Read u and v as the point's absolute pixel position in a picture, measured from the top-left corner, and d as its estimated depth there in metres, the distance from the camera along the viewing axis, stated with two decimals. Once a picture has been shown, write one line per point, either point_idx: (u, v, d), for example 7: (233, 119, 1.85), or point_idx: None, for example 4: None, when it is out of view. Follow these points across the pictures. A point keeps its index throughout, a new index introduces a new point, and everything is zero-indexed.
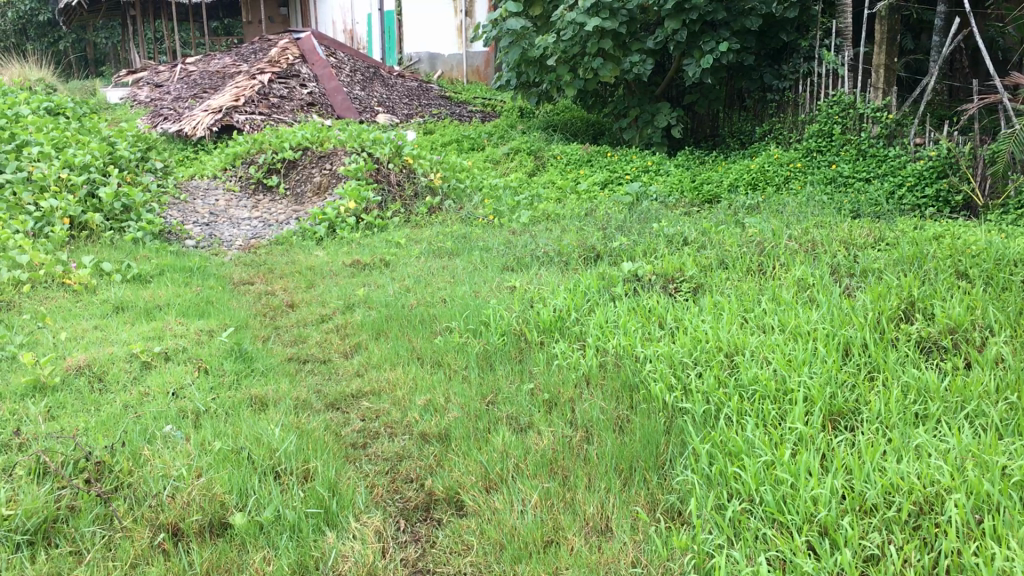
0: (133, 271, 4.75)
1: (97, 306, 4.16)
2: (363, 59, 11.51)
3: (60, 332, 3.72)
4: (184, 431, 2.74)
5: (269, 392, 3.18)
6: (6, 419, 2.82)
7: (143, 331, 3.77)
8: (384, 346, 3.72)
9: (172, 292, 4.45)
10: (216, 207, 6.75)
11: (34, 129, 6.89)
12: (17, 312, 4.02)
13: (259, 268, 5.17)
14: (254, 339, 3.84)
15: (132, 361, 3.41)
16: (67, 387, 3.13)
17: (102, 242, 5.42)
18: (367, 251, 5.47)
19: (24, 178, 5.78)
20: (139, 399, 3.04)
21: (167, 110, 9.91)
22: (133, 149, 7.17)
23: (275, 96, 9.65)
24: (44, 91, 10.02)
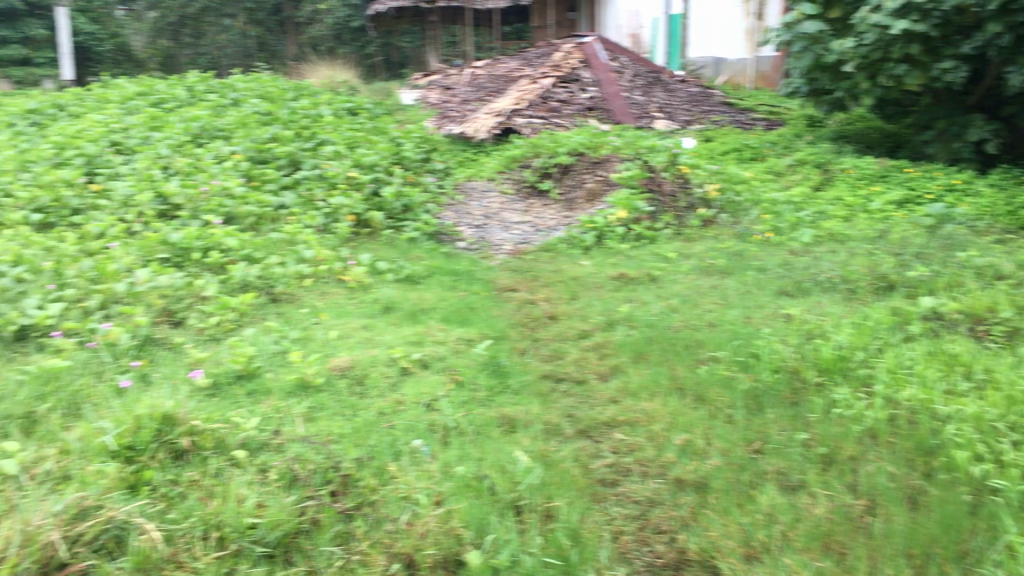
0: (405, 271, 4.82)
1: (368, 305, 4.23)
2: (646, 63, 11.31)
3: (331, 330, 3.79)
4: (431, 448, 2.68)
5: (519, 412, 3.04)
6: (271, 416, 2.88)
7: (405, 335, 3.78)
8: (644, 372, 3.47)
9: (439, 296, 4.47)
10: (490, 210, 6.71)
11: (333, 128, 7.25)
12: (296, 305, 4.17)
13: (525, 274, 5.13)
14: (511, 352, 3.74)
15: (392, 366, 3.39)
16: (330, 389, 3.16)
17: (381, 240, 5.50)
18: (635, 264, 5.25)
19: (319, 175, 6.10)
20: (393, 408, 3.00)
21: (454, 112, 10.25)
22: (418, 151, 7.41)
23: (555, 101, 9.70)
24: (345, 90, 10.66)
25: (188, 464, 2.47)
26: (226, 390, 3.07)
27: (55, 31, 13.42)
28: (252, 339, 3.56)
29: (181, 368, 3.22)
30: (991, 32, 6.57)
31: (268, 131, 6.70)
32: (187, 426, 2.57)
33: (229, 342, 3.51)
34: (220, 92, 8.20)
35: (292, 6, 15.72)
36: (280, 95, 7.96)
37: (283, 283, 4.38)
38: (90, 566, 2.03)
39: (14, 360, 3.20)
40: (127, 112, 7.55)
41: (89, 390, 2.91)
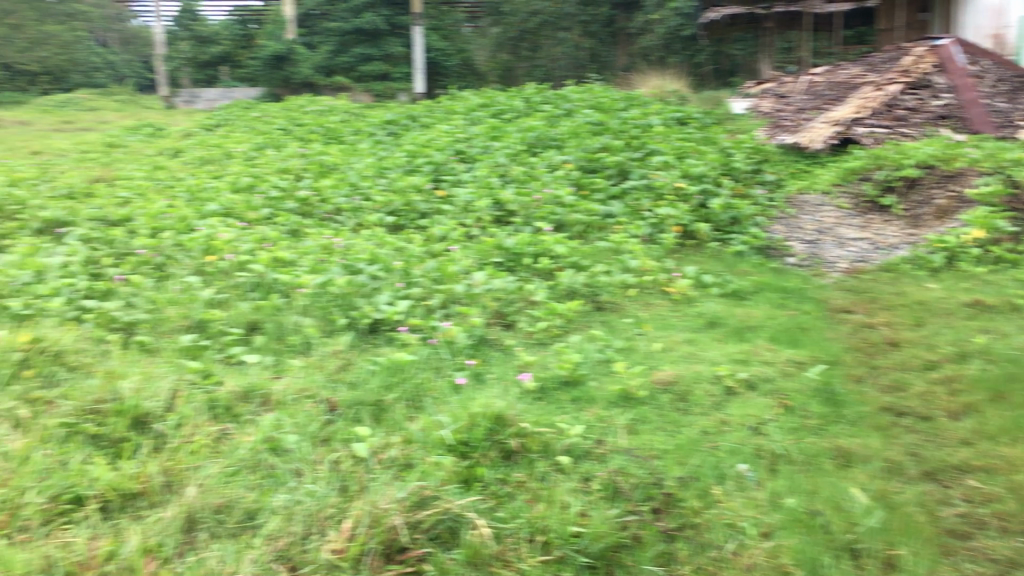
0: (731, 286, 4.64)
1: (692, 319, 4.13)
2: (1012, 66, 10.14)
3: (654, 342, 3.74)
4: (757, 474, 2.57)
5: (856, 446, 2.81)
6: (594, 425, 2.90)
7: (731, 353, 3.64)
8: (1004, 415, 3.07)
9: (767, 314, 4.27)
10: (824, 224, 6.29)
11: (662, 137, 7.14)
12: (620, 314, 4.17)
13: (862, 295, 4.78)
14: (846, 379, 3.46)
15: (717, 384, 3.27)
16: (652, 402, 3.11)
17: (707, 253, 5.32)
18: (993, 291, 4.70)
19: (646, 185, 6.09)
20: (716, 428, 2.89)
21: (787, 121, 9.84)
22: (748, 162, 7.17)
23: (902, 109, 9.00)
24: (675, 99, 10.59)
25: (516, 465, 2.55)
26: (552, 394, 3.14)
27: (411, 48, 14.62)
28: (578, 346, 3.61)
29: (510, 370, 3.34)
30: None
31: (599, 141, 6.82)
32: (516, 427, 2.66)
33: (556, 348, 3.59)
34: (555, 103, 8.49)
35: (624, 17, 15.52)
36: (612, 105, 8.08)
37: (608, 291, 4.41)
38: (427, 553, 2.16)
39: (367, 351, 3.50)
40: (470, 123, 8.03)
41: (429, 384, 3.10)
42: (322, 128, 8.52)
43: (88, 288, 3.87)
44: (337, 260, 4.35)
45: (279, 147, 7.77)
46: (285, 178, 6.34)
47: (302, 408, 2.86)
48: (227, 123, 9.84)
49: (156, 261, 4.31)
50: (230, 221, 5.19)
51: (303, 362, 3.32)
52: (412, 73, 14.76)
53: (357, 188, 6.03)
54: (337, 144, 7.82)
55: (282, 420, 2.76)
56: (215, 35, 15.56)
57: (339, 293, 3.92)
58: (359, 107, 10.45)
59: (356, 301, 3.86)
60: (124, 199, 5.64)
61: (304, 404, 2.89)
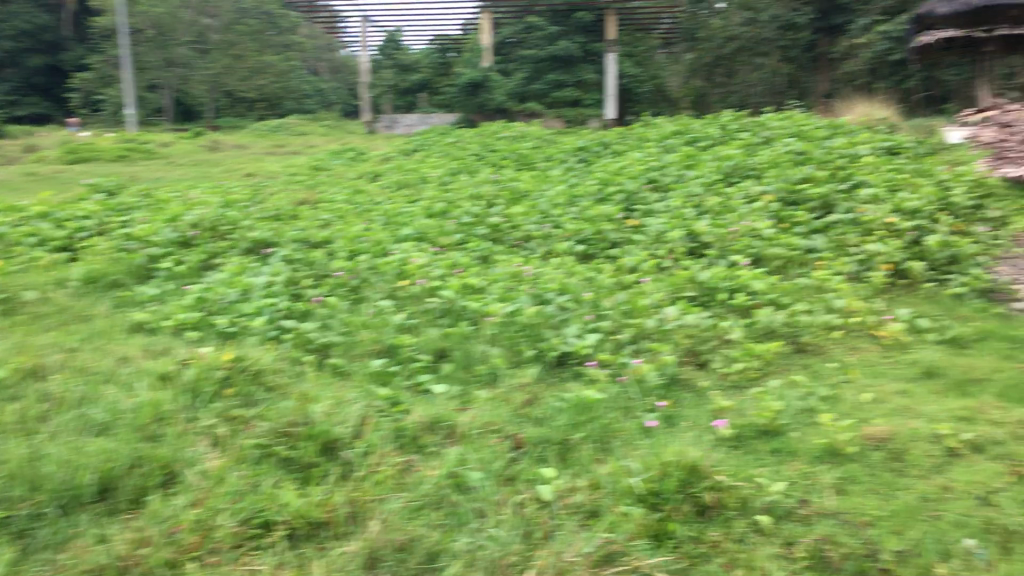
0: (951, 331, 4.22)
1: (905, 367, 3.79)
2: None
3: (863, 392, 3.43)
4: (989, 552, 2.28)
5: None
6: (797, 481, 2.68)
7: (951, 409, 3.27)
8: None
9: (995, 364, 3.85)
10: None
11: (870, 167, 6.70)
12: (823, 359, 3.88)
13: None
14: None
15: (937, 444, 2.94)
16: (863, 460, 2.83)
17: (921, 293, 4.89)
18: None
19: (852, 219, 5.70)
20: (938, 493, 2.60)
21: (1009, 151, 8.43)
22: (969, 195, 6.57)
23: None
24: (882, 127, 9.97)
25: (710, 521, 2.40)
26: (749, 445, 2.94)
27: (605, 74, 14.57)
28: (778, 392, 3.37)
29: (705, 415, 3.15)
30: None
31: (802, 172, 6.49)
32: (712, 480, 2.50)
33: (754, 393, 3.36)
34: (752, 131, 8.18)
35: (827, 42, 14.47)
36: (815, 133, 7.68)
37: (811, 332, 4.13)
38: None
39: (554, 385, 3.40)
40: (663, 150, 7.87)
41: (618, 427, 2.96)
42: (514, 154, 8.59)
43: (287, 309, 3.99)
44: (526, 288, 4.29)
45: (473, 173, 7.88)
46: (478, 204, 6.39)
47: (487, 444, 2.79)
48: (424, 148, 10.13)
49: (351, 284, 4.41)
50: (422, 246, 5.27)
51: (489, 394, 3.26)
52: (605, 100, 14.70)
53: (548, 216, 5.98)
54: (529, 171, 7.85)
55: (467, 454, 2.70)
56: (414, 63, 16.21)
57: (528, 323, 3.85)
58: (551, 133, 10.50)
59: (545, 333, 3.78)
60: (324, 222, 5.85)
61: (490, 440, 2.83)
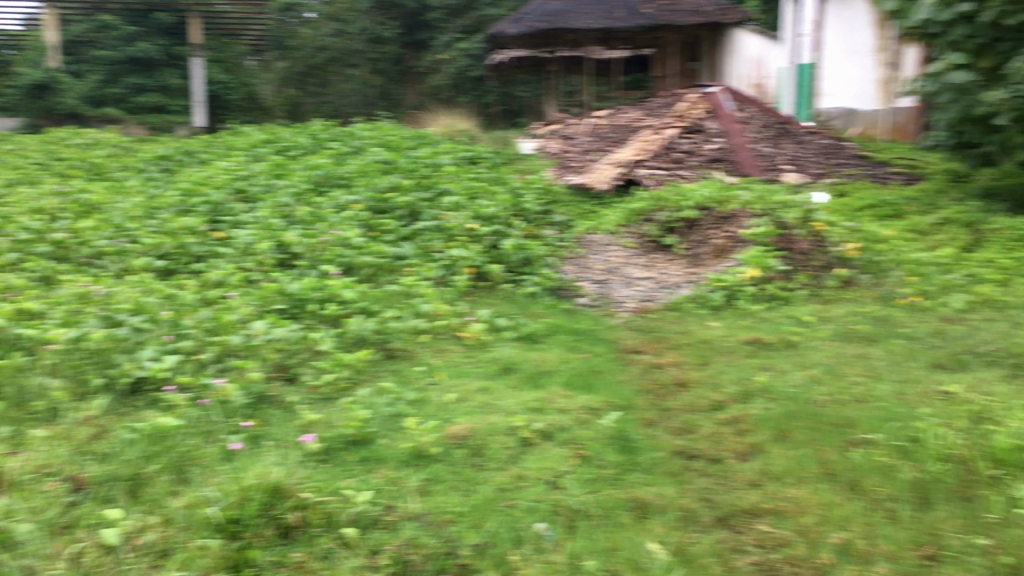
0: (526, 329, 4.57)
1: (486, 364, 4.02)
2: (773, 114, 10.30)
3: (448, 393, 3.57)
4: (556, 533, 2.56)
5: (652, 496, 2.81)
6: (384, 488, 2.73)
7: (525, 402, 3.53)
8: (788, 454, 3.14)
9: (561, 357, 4.23)
10: (611, 263, 6.29)
11: (452, 177, 7.07)
12: (411, 362, 3.98)
13: (650, 335, 4.81)
14: (640, 425, 3.43)
15: (512, 436, 3.15)
16: (446, 459, 2.95)
17: (500, 294, 5.24)
18: (769, 328, 4.87)
19: (437, 226, 5.96)
20: (514, 483, 2.81)
21: (571, 160, 9.42)
22: (538, 202, 7.18)
23: (679, 151, 8.87)
24: (465, 139, 10.58)
25: (295, 542, 2.47)
26: (337, 456, 2.92)
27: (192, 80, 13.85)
28: (366, 400, 3.39)
29: (293, 431, 3.07)
30: None
31: (388, 180, 6.65)
32: (295, 500, 2.57)
33: (343, 404, 3.34)
34: (342, 140, 8.24)
35: (414, 56, 15.56)
36: (401, 144, 7.93)
37: (399, 338, 4.22)
38: None
39: (128, 416, 3.13)
40: (253, 159, 7.64)
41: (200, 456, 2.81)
42: (85, 163, 7.83)
43: None
44: (96, 310, 3.90)
45: (35, 184, 7.05)
46: (41, 218, 5.71)
47: (40, 489, 2.64)
48: None
49: None
50: None
51: (49, 433, 2.90)
52: (193, 106, 13.99)
53: (124, 230, 5.52)
54: (103, 182, 7.19)
55: (15, 504, 2.57)
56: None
57: (96, 348, 3.49)
58: (130, 141, 9.73)
59: (115, 358, 3.45)
60: None
61: (43, 483, 2.67)
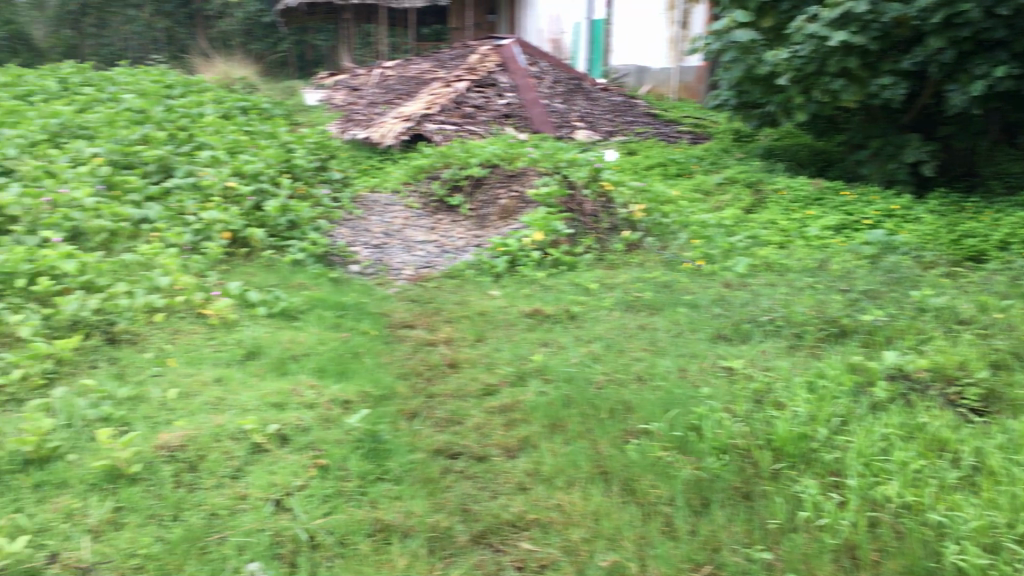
0: (281, 304, 4.21)
1: (228, 349, 3.61)
2: (568, 69, 10.12)
3: (170, 388, 3.09)
4: (287, 513, 2.35)
5: (397, 515, 2.39)
6: (60, 516, 2.20)
7: (266, 396, 3.09)
8: (560, 450, 2.83)
9: (316, 338, 3.84)
10: (391, 226, 6.09)
11: (213, 131, 6.65)
12: (139, 350, 3.52)
13: (426, 307, 4.55)
14: (396, 419, 3.07)
15: (241, 441, 2.69)
16: (152, 479, 2.43)
17: (259, 263, 4.95)
18: (551, 297, 4.58)
19: (193, 184, 5.59)
20: (232, 505, 2.35)
21: (357, 115, 9.08)
22: (311, 159, 6.74)
23: (470, 106, 8.50)
24: (241, 90, 9.95)
25: None
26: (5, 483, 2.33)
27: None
28: (64, 402, 2.82)
29: None
30: (931, 46, 6.03)
31: (137, 132, 6.22)
32: None
33: (41, 405, 2.78)
34: (99, 100, 7.53)
35: None
36: (153, 97, 7.40)
37: (128, 318, 3.77)
38: None
39: None
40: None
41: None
42: None
43: None
44: None
45: None
46: None
47: None
48: None
49: None
50: None
51: None
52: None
53: None
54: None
55: None
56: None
57: None
58: None
59: None
60: None
61: None
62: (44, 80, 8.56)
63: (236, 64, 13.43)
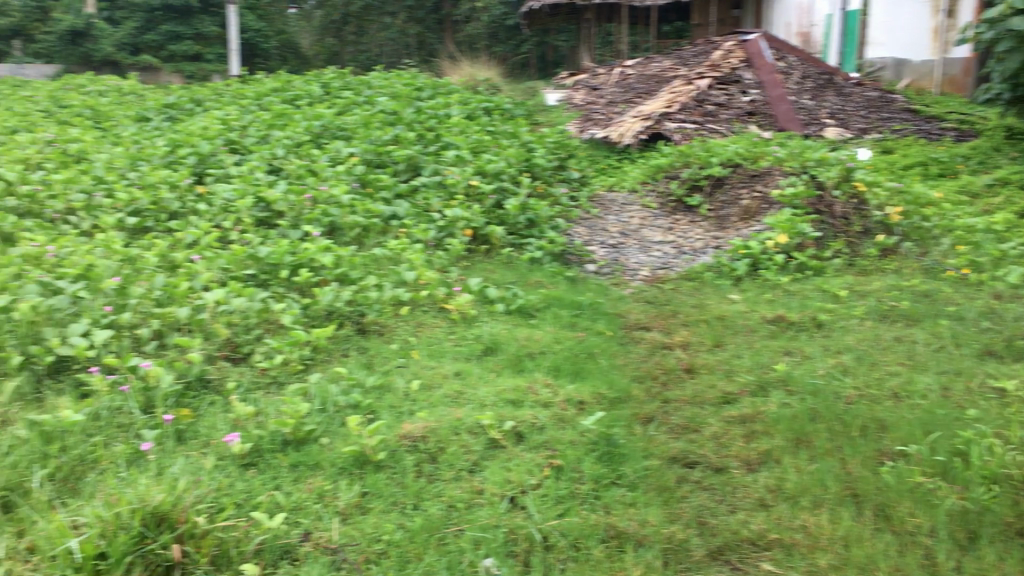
0: (518, 301, 4.26)
1: (468, 344, 3.70)
2: (818, 64, 9.62)
3: (414, 380, 3.21)
4: (520, 510, 2.36)
5: (631, 523, 2.34)
6: (313, 497, 2.32)
7: (503, 392, 3.14)
8: (806, 467, 2.66)
9: (553, 336, 3.86)
10: (628, 226, 6.04)
11: (458, 131, 6.88)
12: (386, 341, 3.69)
13: (662, 309, 4.46)
14: (631, 422, 3.02)
15: (479, 436, 2.74)
16: (396, 467, 2.52)
17: (498, 260, 5.06)
18: (797, 303, 4.34)
19: (439, 183, 5.80)
20: (469, 499, 2.39)
21: (597, 115, 9.10)
22: (550, 158, 6.82)
23: (712, 104, 8.29)
24: (486, 92, 10.27)
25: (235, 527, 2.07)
26: (266, 461, 2.49)
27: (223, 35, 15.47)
28: (318, 387, 2.99)
29: (221, 425, 2.65)
30: None
31: (390, 133, 6.56)
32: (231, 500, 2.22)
33: (299, 389, 2.97)
34: (357, 103, 8.01)
35: None
36: (404, 100, 7.77)
37: (377, 310, 3.96)
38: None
39: (42, 406, 2.72)
40: (260, 112, 7.56)
41: (50, 462, 2.28)
42: (95, 123, 7.90)
43: None
44: (38, 274, 3.56)
45: (36, 133, 7.17)
46: (22, 167, 5.66)
47: None
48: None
49: None
50: None
51: None
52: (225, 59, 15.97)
53: (102, 182, 5.30)
54: (104, 135, 7.15)
55: None
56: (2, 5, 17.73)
57: (24, 319, 3.08)
58: (155, 96, 9.68)
59: (47, 332, 3.06)
60: None
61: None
62: (310, 85, 9.24)
63: (482, 67, 13.89)
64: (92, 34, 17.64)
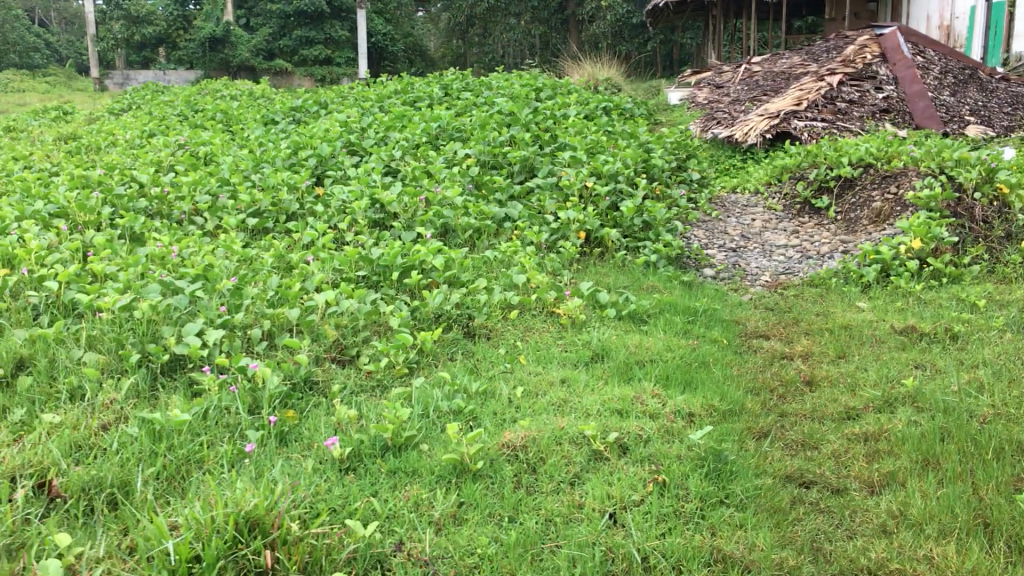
0: (630, 306, 4.15)
1: (577, 350, 3.62)
2: (960, 57, 9.08)
3: (518, 387, 3.15)
4: (622, 529, 2.26)
5: (739, 547, 2.21)
6: (408, 506, 2.28)
7: (609, 402, 3.04)
8: (934, 492, 2.46)
9: (664, 344, 3.74)
10: (750, 229, 5.82)
11: (574, 132, 6.78)
12: (493, 346, 3.64)
13: (783, 317, 4.26)
14: (743, 437, 2.87)
15: (582, 447, 2.65)
16: (494, 477, 2.46)
17: (612, 264, 4.95)
18: (930, 313, 4.07)
19: (553, 184, 5.73)
20: (568, 514, 2.31)
21: (721, 114, 8.85)
22: (669, 159, 6.65)
23: (842, 101, 7.93)
24: (606, 92, 10.14)
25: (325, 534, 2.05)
26: (365, 467, 2.47)
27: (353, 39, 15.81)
28: (421, 392, 2.97)
29: (324, 429, 2.65)
30: None
31: (506, 134, 6.53)
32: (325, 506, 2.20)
33: (402, 394, 2.95)
34: (475, 105, 8.02)
35: None
36: (522, 101, 7.73)
37: (485, 313, 3.92)
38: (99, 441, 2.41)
39: (155, 403, 2.78)
40: (380, 114, 7.66)
41: (157, 460, 2.30)
42: (226, 126, 8.16)
43: None
44: (160, 274, 3.66)
45: (170, 136, 7.46)
46: (155, 169, 5.89)
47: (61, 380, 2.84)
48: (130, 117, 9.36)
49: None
50: (61, 223, 4.55)
51: (66, 414, 2.58)
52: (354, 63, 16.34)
53: (227, 184, 5.45)
54: (233, 138, 7.38)
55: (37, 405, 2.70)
56: (150, 15, 18.70)
57: (143, 319, 3.17)
58: (283, 100, 9.95)
59: (164, 331, 3.13)
60: None
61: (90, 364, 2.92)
62: (431, 87, 9.32)
63: (604, 66, 13.74)
64: (229, 41, 17.96)
